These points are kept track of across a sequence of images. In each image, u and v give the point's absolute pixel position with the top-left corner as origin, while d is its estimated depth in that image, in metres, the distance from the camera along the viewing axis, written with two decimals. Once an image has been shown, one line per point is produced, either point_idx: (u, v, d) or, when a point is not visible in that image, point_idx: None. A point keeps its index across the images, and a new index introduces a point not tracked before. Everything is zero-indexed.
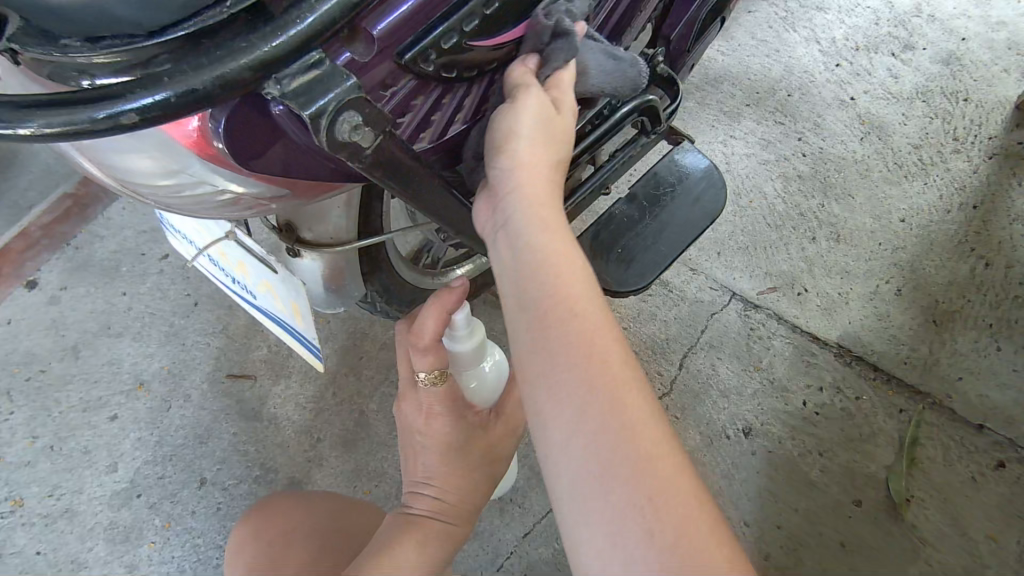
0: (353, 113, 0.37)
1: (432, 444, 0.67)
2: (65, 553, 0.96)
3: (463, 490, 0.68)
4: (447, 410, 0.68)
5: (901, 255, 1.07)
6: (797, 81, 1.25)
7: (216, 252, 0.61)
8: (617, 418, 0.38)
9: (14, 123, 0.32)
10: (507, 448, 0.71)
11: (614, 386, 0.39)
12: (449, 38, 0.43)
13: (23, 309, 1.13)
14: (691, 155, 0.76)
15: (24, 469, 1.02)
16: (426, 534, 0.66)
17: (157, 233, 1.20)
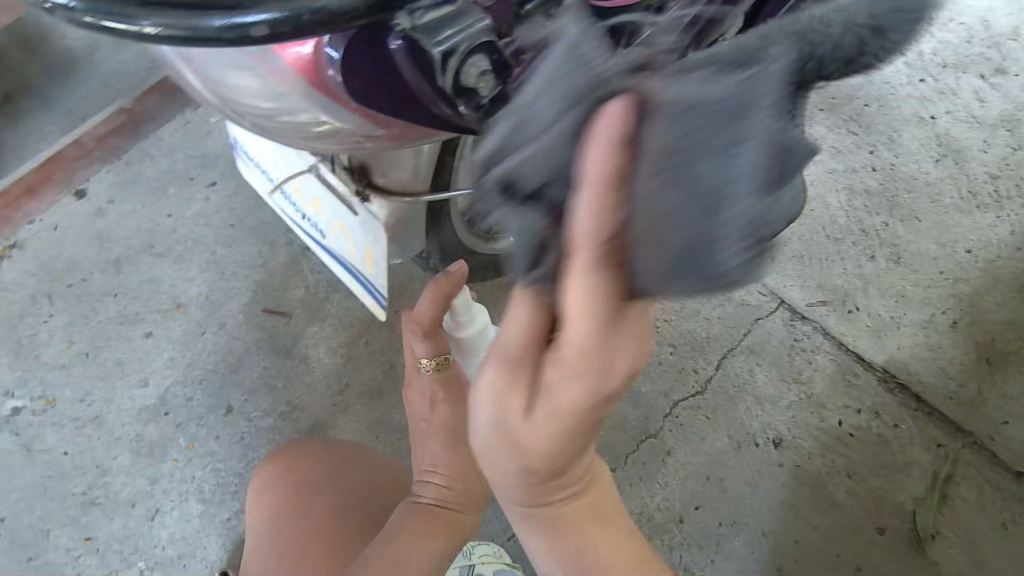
0: (480, 57, 0.35)
1: (437, 433, 0.72)
2: (91, 458, 0.99)
3: (467, 481, 0.73)
4: (451, 396, 0.72)
5: (963, 286, 1.03)
6: (877, 91, 1.16)
7: (291, 186, 0.64)
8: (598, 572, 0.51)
9: (131, 20, 0.29)
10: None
11: (593, 547, 0.51)
12: None
13: (70, 217, 1.13)
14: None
15: (59, 370, 1.04)
16: (433, 518, 0.70)
17: (206, 159, 1.17)
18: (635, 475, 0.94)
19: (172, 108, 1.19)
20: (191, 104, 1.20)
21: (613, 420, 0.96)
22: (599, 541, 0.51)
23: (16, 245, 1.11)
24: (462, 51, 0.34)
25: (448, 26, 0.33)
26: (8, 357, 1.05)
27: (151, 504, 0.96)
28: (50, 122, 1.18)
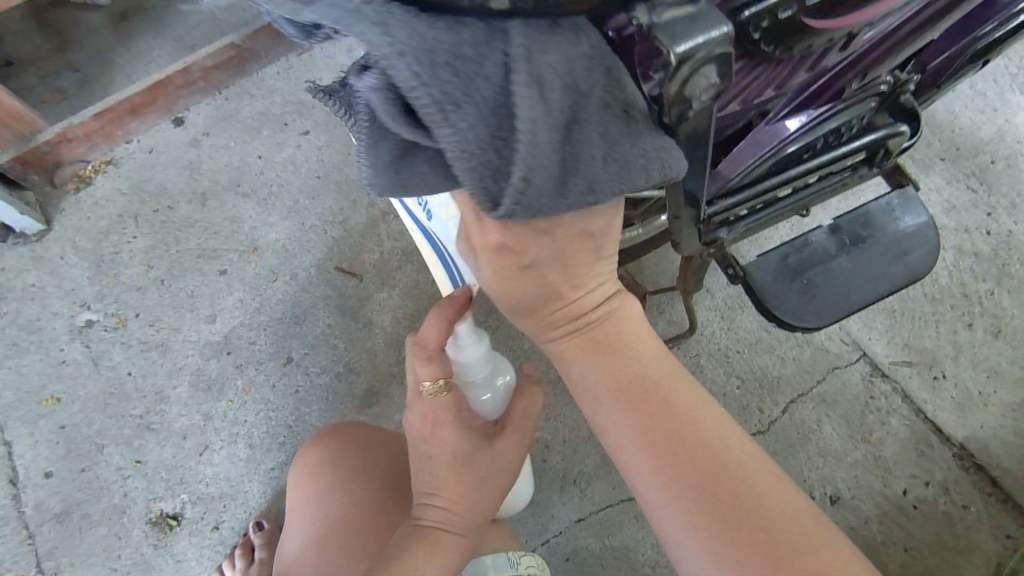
0: (712, 68, 0.32)
1: (439, 453, 0.59)
2: (153, 383, 1.02)
3: (474, 499, 0.60)
4: (458, 421, 0.60)
5: None
6: (1007, 150, 1.08)
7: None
8: (670, 441, 0.43)
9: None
10: (514, 458, 0.62)
11: (667, 415, 0.44)
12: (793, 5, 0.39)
13: (165, 142, 1.15)
14: (911, 205, 0.73)
15: (134, 292, 1.07)
16: (438, 543, 0.58)
17: (303, 106, 1.16)
18: None
19: (275, 49, 1.18)
20: (295, 48, 1.19)
21: None
22: (672, 410, 0.44)
23: (113, 161, 1.14)
24: (697, 56, 0.31)
25: (689, 36, 0.31)
26: (89, 271, 1.08)
27: (201, 440, 0.99)
28: (157, 46, 1.18)
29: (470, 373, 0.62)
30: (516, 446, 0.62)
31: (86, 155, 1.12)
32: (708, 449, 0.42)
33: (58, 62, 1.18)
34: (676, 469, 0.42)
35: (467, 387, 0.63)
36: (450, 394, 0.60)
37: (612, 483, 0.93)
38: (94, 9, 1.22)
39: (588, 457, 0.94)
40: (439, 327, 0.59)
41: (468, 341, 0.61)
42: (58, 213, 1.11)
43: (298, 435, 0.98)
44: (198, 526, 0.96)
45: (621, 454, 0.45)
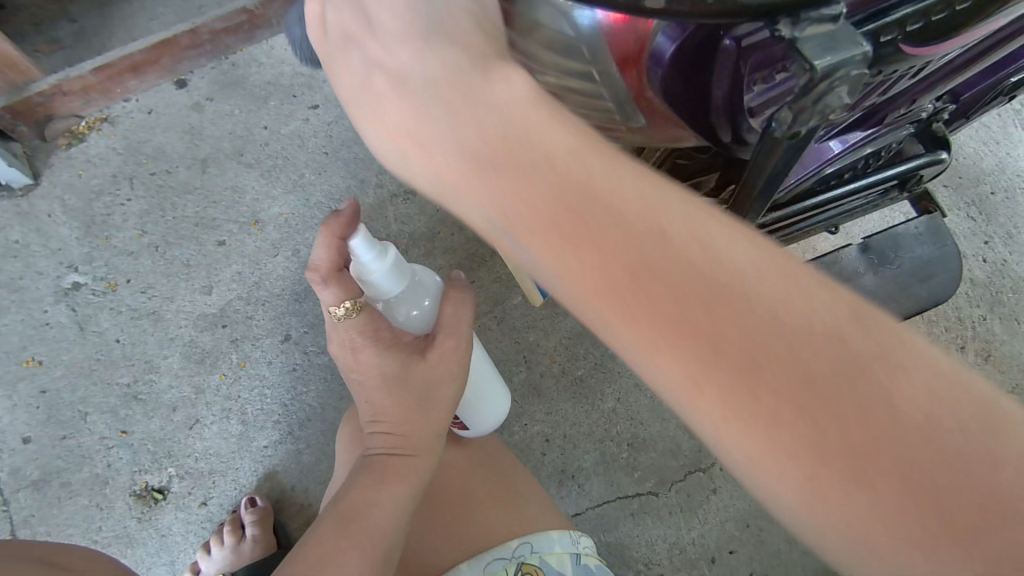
0: (844, 88, 0.32)
1: (369, 378, 0.59)
2: (142, 351, 0.98)
3: (412, 422, 0.61)
4: (378, 343, 0.58)
5: None
6: (1006, 182, 1.12)
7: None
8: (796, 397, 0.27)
9: None
10: (454, 369, 0.60)
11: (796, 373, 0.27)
12: (890, 32, 0.38)
13: (166, 104, 1.10)
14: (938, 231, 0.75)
15: (127, 257, 1.02)
16: (386, 472, 0.61)
17: (313, 79, 1.13)
18: (675, 504, 0.92)
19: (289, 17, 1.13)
20: None
21: (665, 444, 0.94)
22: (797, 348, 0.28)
23: (108, 118, 1.09)
24: (832, 82, 0.31)
25: (831, 49, 0.30)
26: (79, 231, 1.03)
27: (192, 413, 0.95)
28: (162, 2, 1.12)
29: (382, 292, 0.58)
30: (453, 359, 0.60)
31: (81, 109, 1.07)
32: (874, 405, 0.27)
33: (57, 10, 1.12)
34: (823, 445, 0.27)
35: (391, 309, 0.60)
36: (366, 314, 0.58)
37: (610, 481, 0.93)
38: None
39: (587, 454, 0.94)
40: (329, 247, 0.56)
41: (368, 259, 0.55)
42: (46, 167, 1.06)
43: (291, 415, 0.96)
44: (184, 501, 0.93)
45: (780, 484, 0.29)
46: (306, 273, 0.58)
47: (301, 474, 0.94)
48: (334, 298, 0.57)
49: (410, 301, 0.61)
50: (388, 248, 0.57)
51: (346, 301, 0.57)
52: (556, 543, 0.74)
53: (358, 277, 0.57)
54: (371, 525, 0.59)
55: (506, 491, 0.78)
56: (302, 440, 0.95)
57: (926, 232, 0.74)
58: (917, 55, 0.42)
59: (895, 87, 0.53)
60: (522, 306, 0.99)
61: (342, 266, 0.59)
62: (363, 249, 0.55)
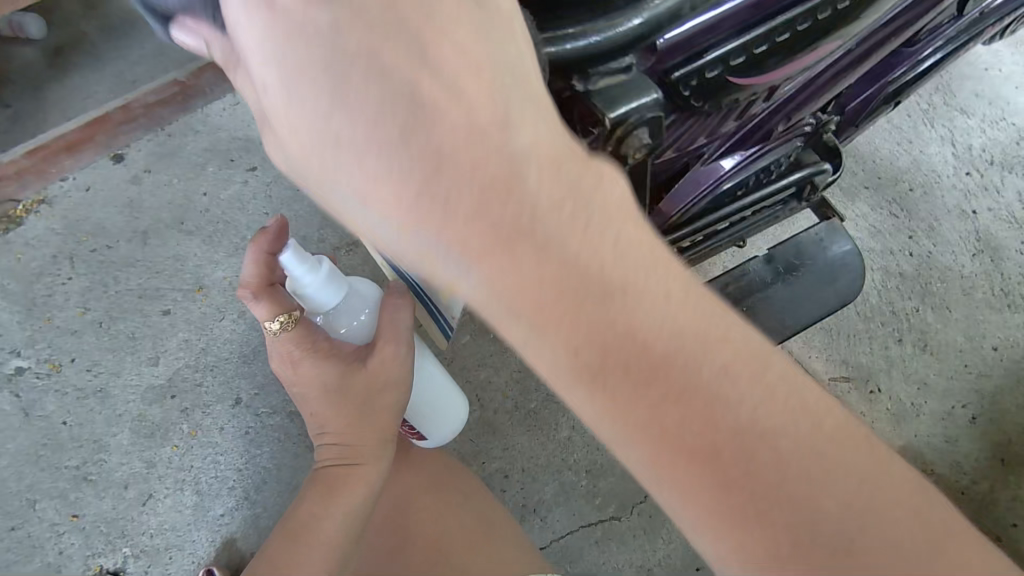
0: (643, 130, 0.40)
1: (313, 389, 0.61)
2: (90, 432, 0.96)
3: (358, 428, 0.62)
4: (314, 352, 0.58)
5: (985, 382, 1.03)
6: (922, 178, 1.17)
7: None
8: (694, 424, 0.31)
9: None
10: (394, 375, 0.61)
11: (706, 412, 0.31)
12: (714, 68, 0.44)
13: (103, 180, 1.11)
14: (836, 235, 0.80)
15: (69, 336, 1.02)
16: (336, 482, 0.64)
17: (250, 143, 1.15)
18: (638, 526, 0.92)
19: (223, 86, 1.17)
20: None
21: (623, 467, 0.95)
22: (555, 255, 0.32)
23: (46, 199, 1.10)
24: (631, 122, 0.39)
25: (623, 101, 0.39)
26: (19, 315, 1.03)
27: (144, 489, 0.94)
28: (96, 81, 1.16)
29: (318, 303, 0.58)
30: (394, 364, 0.60)
31: (17, 192, 1.07)
32: (775, 463, 0.32)
33: None
34: (730, 489, 0.32)
35: (330, 320, 0.61)
36: (300, 327, 0.58)
37: (572, 510, 0.93)
38: (28, 46, 1.18)
39: (547, 486, 0.94)
40: (257, 261, 0.60)
41: (302, 268, 0.55)
42: None
43: (247, 478, 0.95)
44: None
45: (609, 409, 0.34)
46: (238, 291, 0.60)
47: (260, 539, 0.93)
48: (268, 314, 0.58)
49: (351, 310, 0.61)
50: (322, 259, 0.57)
51: (279, 316, 0.58)
52: None
53: (294, 292, 0.58)
54: (318, 538, 0.62)
55: (473, 538, 0.75)
56: (259, 503, 0.94)
57: (825, 237, 0.78)
58: (755, 85, 0.48)
59: (764, 105, 0.56)
60: (472, 344, 1.00)
61: (274, 281, 0.61)
62: (296, 262, 0.54)
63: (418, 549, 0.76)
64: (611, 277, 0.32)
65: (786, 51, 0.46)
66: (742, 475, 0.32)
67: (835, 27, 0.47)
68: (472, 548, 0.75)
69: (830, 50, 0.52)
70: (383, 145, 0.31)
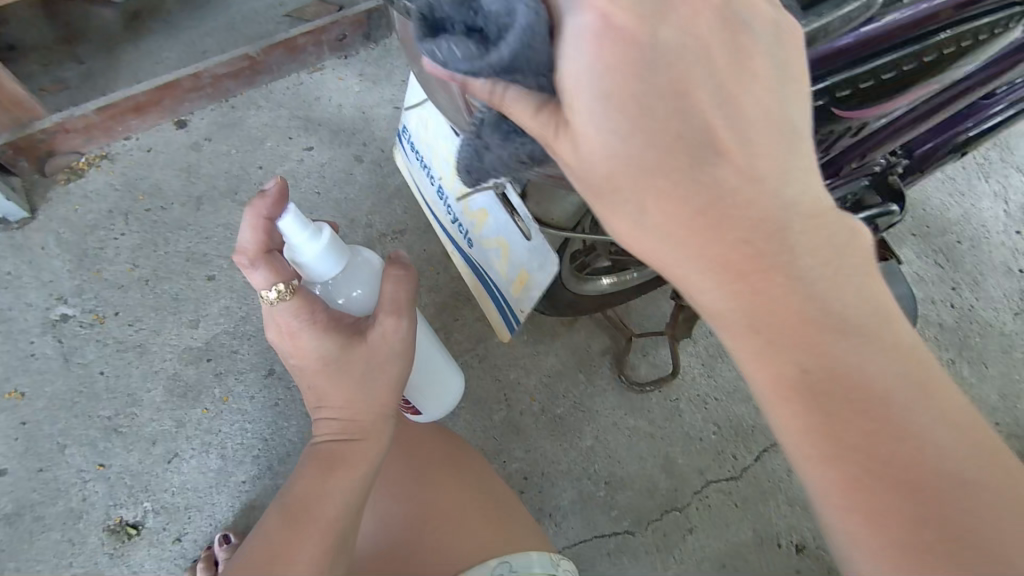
0: None
1: (310, 364, 0.61)
2: (125, 384, 0.98)
3: (356, 404, 0.62)
4: (315, 325, 0.59)
5: (1015, 443, 1.02)
6: (971, 231, 1.17)
7: (456, 194, 0.60)
8: (868, 422, 0.34)
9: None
10: (394, 349, 0.63)
11: (882, 415, 0.33)
12: (822, 95, 0.46)
13: (165, 143, 1.14)
14: (894, 275, 0.79)
15: (116, 290, 1.04)
16: (334, 458, 0.62)
17: (309, 123, 1.18)
18: (651, 544, 0.92)
19: (288, 66, 1.20)
20: (307, 66, 1.21)
21: (642, 483, 0.95)
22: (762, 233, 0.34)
23: (108, 156, 1.13)
24: None
25: None
26: (71, 264, 1.05)
27: (171, 447, 0.96)
28: (168, 48, 1.19)
29: (317, 272, 0.61)
30: (393, 338, 0.62)
31: (82, 145, 1.11)
32: (914, 453, 0.33)
33: (65, 53, 1.17)
34: (864, 476, 0.33)
35: (324, 288, 0.64)
36: (300, 297, 0.59)
37: (587, 520, 0.93)
38: (109, 7, 1.22)
39: (565, 493, 0.94)
40: (256, 227, 0.58)
41: (305, 234, 0.58)
42: (44, 201, 1.09)
43: (271, 450, 0.96)
44: (158, 537, 0.92)
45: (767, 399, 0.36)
46: (233, 256, 0.59)
47: None
48: (267, 284, 0.58)
49: (351, 281, 0.65)
50: (322, 228, 0.60)
51: (278, 284, 0.58)
52: (535, 564, 0.74)
53: (291, 260, 0.60)
54: (315, 519, 0.58)
55: (499, 519, 0.77)
56: (280, 475, 0.95)
57: (878, 276, 0.80)
58: (847, 117, 0.49)
59: (846, 139, 0.57)
60: (504, 343, 1.01)
61: (271, 246, 0.60)
62: (298, 227, 0.57)
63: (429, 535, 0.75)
64: (812, 240, 0.34)
65: (883, 88, 0.47)
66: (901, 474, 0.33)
67: (932, 71, 0.48)
68: (495, 523, 0.77)
69: (921, 92, 0.53)
70: (637, 73, 0.32)
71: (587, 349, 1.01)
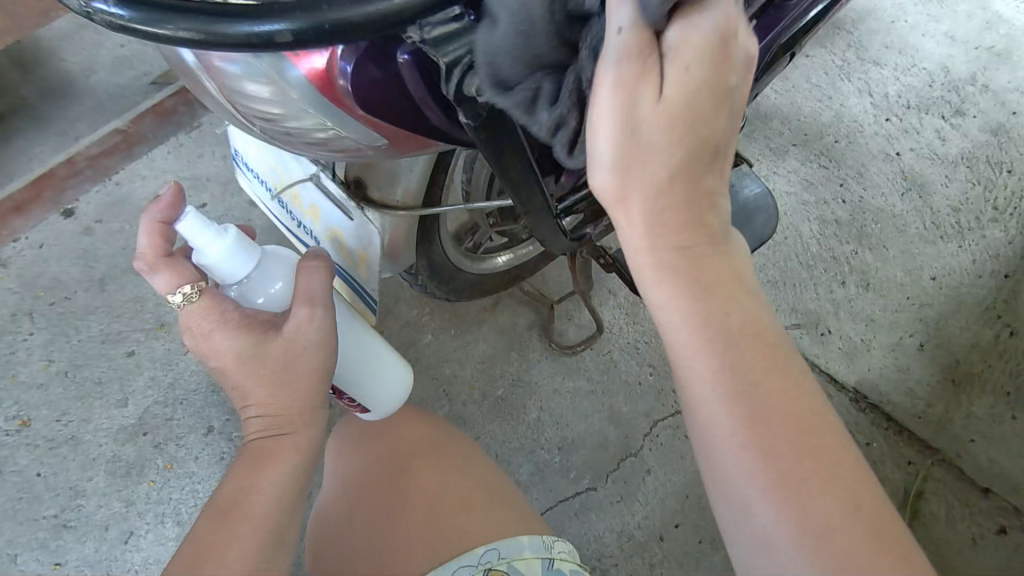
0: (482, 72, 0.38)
1: (228, 363, 0.59)
2: (64, 479, 0.97)
3: (278, 398, 0.60)
4: (224, 324, 0.59)
5: (927, 311, 1.08)
6: (846, 129, 1.23)
7: (289, 195, 0.68)
8: (789, 423, 0.40)
9: (156, 24, 0.33)
10: (312, 338, 0.60)
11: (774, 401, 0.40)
12: None
13: (55, 235, 1.13)
14: (745, 178, 0.92)
15: (36, 389, 1.02)
16: (263, 452, 0.60)
17: (197, 181, 1.18)
18: (615, 493, 0.95)
19: (167, 130, 1.20)
20: (185, 126, 1.22)
21: (594, 439, 0.97)
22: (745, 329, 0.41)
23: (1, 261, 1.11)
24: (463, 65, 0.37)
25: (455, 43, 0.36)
26: None
27: (125, 527, 0.94)
28: (40, 142, 1.18)
29: (229, 272, 0.61)
30: (310, 327, 0.61)
31: None
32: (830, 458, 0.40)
33: None
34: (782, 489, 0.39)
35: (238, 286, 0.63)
36: (205, 297, 0.59)
37: (549, 488, 0.95)
38: None
39: (522, 466, 0.96)
40: (150, 231, 0.58)
41: (210, 229, 0.60)
42: None
43: None
44: None
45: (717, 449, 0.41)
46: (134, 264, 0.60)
47: None
48: (168, 286, 0.59)
49: (265, 280, 0.64)
50: (228, 227, 0.61)
51: (182, 288, 0.59)
52: (525, 548, 0.73)
53: (199, 264, 0.61)
54: (248, 512, 0.56)
55: (490, 497, 0.77)
56: None
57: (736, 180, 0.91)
58: None
59: None
60: (432, 343, 1.02)
61: (173, 252, 0.61)
62: (198, 227, 0.59)
63: (410, 524, 0.75)
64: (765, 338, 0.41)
65: None
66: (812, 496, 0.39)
67: None
68: (485, 506, 0.76)
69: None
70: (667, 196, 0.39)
71: (511, 327, 1.03)
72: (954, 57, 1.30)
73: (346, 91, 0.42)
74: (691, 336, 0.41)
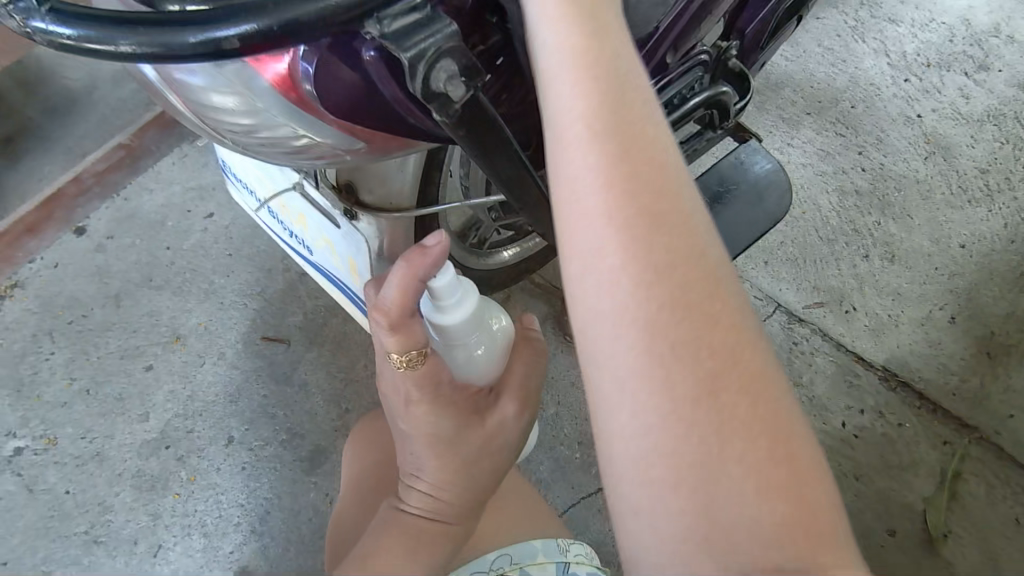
0: (451, 61, 0.34)
1: (417, 434, 0.54)
2: (93, 495, 0.98)
3: (458, 486, 0.56)
4: (436, 397, 0.53)
5: (959, 281, 1.03)
6: (862, 93, 1.17)
7: (278, 205, 0.70)
8: (718, 338, 0.31)
9: (103, 40, 0.30)
10: (505, 438, 0.57)
11: (742, 371, 0.31)
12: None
13: (68, 254, 1.13)
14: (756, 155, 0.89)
15: (59, 408, 1.04)
16: (422, 537, 0.55)
17: (203, 191, 1.18)
18: None
19: (169, 142, 1.21)
20: (186, 136, 1.22)
21: None
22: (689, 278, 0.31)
23: (18, 283, 1.12)
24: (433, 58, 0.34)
25: (415, 34, 0.33)
26: (10, 398, 1.04)
27: (154, 540, 0.96)
28: (47, 161, 1.19)
29: (459, 335, 0.56)
30: (510, 426, 0.58)
31: None
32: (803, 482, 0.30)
33: None
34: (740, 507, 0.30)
35: (451, 351, 0.58)
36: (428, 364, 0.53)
37: (570, 484, 0.94)
38: None
39: (542, 465, 0.94)
40: (407, 288, 0.51)
41: (452, 299, 0.55)
42: None
43: (251, 512, 0.97)
44: None
45: (645, 435, 0.31)
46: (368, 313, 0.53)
47: (271, 567, 0.95)
48: (399, 346, 0.52)
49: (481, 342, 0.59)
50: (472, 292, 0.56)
51: (411, 350, 0.52)
52: (539, 552, 0.70)
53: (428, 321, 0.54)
54: None
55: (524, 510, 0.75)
56: (267, 533, 0.96)
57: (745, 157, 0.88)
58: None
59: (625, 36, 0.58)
60: None
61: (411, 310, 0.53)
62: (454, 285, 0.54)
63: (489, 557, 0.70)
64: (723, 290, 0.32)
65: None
66: (742, 442, 0.30)
67: None
68: (489, 510, 0.73)
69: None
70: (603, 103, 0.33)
71: None
72: (975, 7, 1.23)
73: (311, 95, 0.41)
74: (597, 156, 0.32)
